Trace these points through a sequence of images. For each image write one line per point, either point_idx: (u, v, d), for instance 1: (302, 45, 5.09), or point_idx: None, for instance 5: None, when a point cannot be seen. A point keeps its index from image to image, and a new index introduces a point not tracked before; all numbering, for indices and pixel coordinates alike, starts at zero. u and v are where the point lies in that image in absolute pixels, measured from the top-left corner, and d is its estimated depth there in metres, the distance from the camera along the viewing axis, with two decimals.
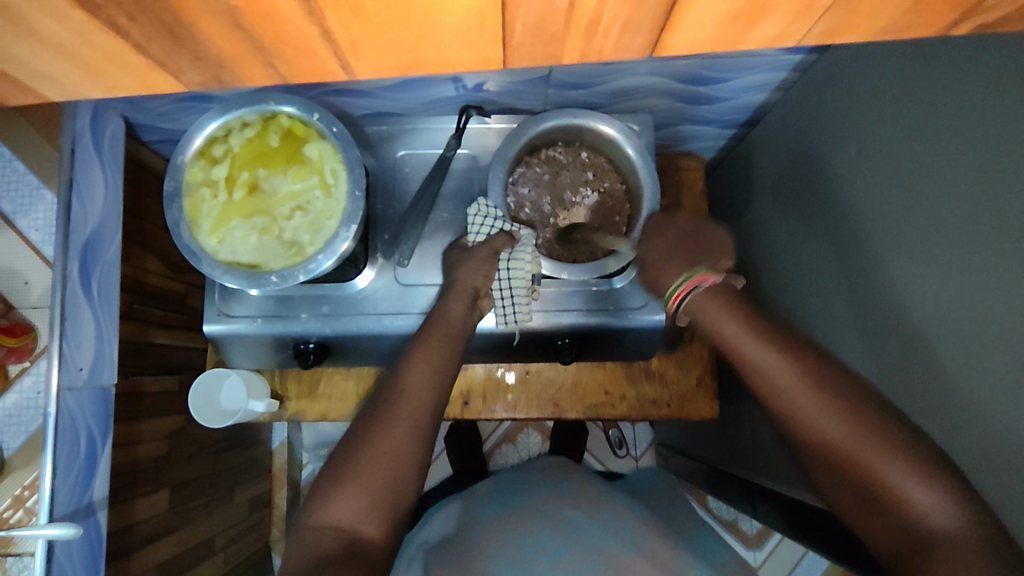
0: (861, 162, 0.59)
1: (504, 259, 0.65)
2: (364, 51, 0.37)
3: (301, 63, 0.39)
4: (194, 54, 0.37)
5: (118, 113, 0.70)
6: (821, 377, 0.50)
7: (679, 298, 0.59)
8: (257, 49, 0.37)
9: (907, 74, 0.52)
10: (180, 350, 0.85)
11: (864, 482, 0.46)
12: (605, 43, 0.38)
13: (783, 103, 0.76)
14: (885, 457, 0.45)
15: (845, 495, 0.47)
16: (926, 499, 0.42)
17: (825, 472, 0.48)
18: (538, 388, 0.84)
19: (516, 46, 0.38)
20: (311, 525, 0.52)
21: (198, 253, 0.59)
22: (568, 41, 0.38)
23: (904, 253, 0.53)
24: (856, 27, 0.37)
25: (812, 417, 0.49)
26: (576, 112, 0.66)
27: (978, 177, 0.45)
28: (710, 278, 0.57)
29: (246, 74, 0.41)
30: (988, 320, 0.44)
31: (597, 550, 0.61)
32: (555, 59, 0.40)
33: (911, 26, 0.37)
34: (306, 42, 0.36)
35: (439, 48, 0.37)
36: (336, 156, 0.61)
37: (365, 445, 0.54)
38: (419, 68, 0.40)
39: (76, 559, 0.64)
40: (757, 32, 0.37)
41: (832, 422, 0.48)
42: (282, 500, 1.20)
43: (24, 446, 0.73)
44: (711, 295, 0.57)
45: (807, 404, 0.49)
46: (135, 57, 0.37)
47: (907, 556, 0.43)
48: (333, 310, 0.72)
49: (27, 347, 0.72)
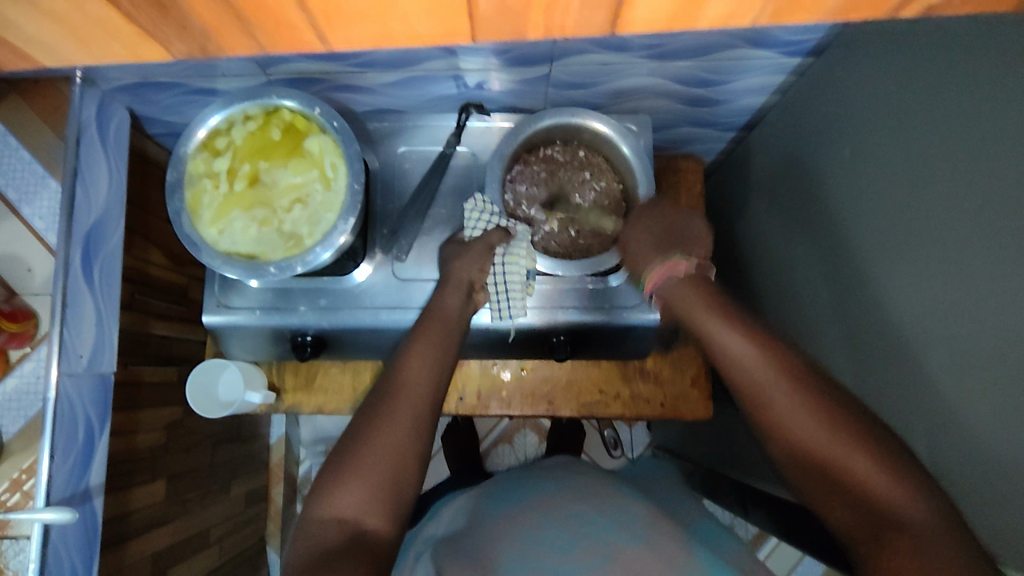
0: (853, 165, 0.60)
1: (499, 256, 0.65)
2: (338, 22, 0.40)
3: (280, 34, 0.42)
4: (178, 23, 0.40)
5: (123, 105, 0.71)
6: (796, 370, 0.52)
7: (655, 283, 0.60)
8: (238, 20, 0.40)
9: (900, 76, 0.53)
10: (180, 342, 0.85)
11: (833, 474, 0.48)
12: (564, 19, 0.41)
13: (780, 106, 0.76)
14: (857, 451, 0.47)
15: (811, 484, 0.50)
16: (895, 494, 0.45)
17: (795, 464, 0.50)
18: (533, 386, 0.85)
19: (483, 21, 0.41)
20: (318, 518, 0.52)
21: (198, 243, 0.60)
22: (531, 17, 0.41)
23: (894, 254, 0.54)
24: (801, 7, 0.40)
25: (788, 411, 0.50)
26: (573, 111, 0.67)
27: (965, 176, 0.46)
28: (685, 265, 0.59)
29: (227, 44, 0.43)
30: (973, 319, 0.45)
31: (605, 545, 0.61)
32: (520, 34, 0.43)
33: (855, 7, 0.40)
34: (283, 12, 0.39)
35: (407, 19, 0.40)
36: (336, 151, 0.62)
37: (368, 439, 0.55)
38: (391, 41, 0.43)
39: (71, 544, 0.64)
40: (709, 10, 0.40)
41: (807, 418, 0.49)
42: (279, 494, 1.20)
43: (23, 430, 0.73)
44: (687, 284, 0.58)
45: (782, 398, 0.51)
46: (126, 25, 0.40)
47: (871, 542, 0.46)
48: (330, 303, 0.73)
49: (27, 333, 0.72)
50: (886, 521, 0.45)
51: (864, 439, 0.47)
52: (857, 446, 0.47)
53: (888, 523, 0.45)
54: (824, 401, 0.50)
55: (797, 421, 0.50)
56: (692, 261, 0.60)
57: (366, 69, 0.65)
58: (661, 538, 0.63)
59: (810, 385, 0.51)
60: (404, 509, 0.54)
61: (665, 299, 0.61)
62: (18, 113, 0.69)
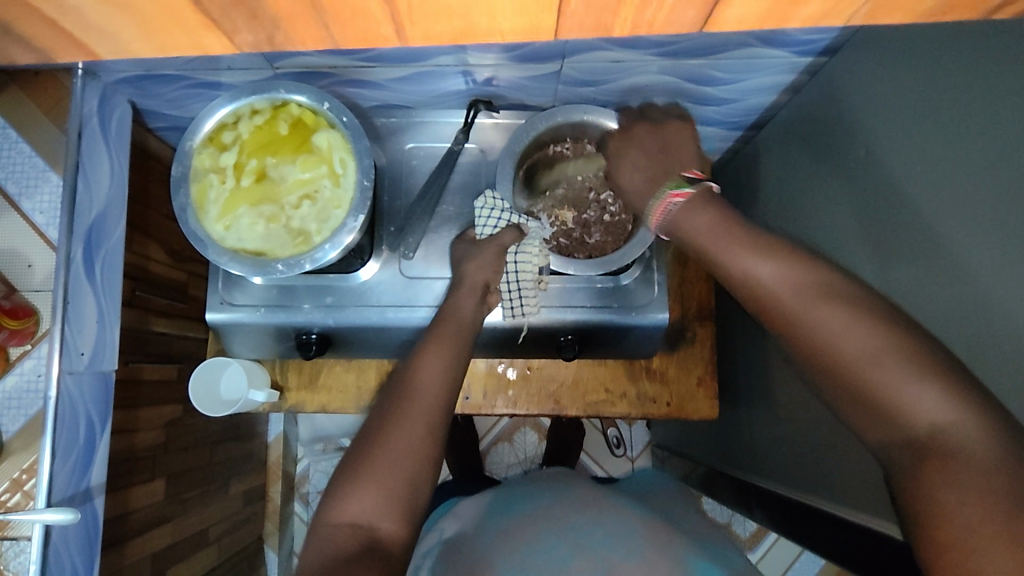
0: (865, 165, 0.59)
1: (511, 254, 0.66)
2: (417, 16, 0.39)
3: (355, 28, 0.40)
4: (250, 13, 0.39)
5: (126, 98, 0.70)
6: (832, 279, 0.43)
7: (658, 216, 0.52)
8: (314, 11, 0.38)
9: (914, 77, 0.53)
10: (181, 340, 0.84)
11: (872, 393, 0.40)
12: (657, 16, 0.40)
13: (790, 106, 0.76)
14: (894, 366, 0.40)
15: (845, 403, 0.42)
16: (941, 410, 0.38)
17: (823, 380, 0.43)
18: (538, 384, 0.84)
19: (569, 16, 0.40)
20: (329, 523, 0.51)
21: (204, 239, 0.59)
22: (621, 13, 0.40)
23: (905, 257, 0.54)
24: (899, 6, 0.39)
25: (819, 324, 0.42)
26: (586, 108, 0.66)
27: (975, 183, 0.46)
28: (681, 194, 0.51)
29: (298, 37, 0.42)
30: (984, 325, 0.45)
31: (600, 559, 0.60)
32: (604, 31, 0.42)
33: (952, 8, 0.39)
34: (362, 4, 0.37)
35: (491, 13, 0.39)
36: (344, 146, 0.61)
37: (379, 442, 0.54)
38: (471, 35, 0.43)
39: (73, 547, 0.63)
40: (804, 8, 0.40)
41: (853, 338, 0.41)
42: (277, 493, 1.19)
43: (23, 429, 0.72)
44: (690, 207, 0.50)
45: (811, 313, 0.43)
46: (193, 14, 0.38)
47: (915, 467, 0.39)
48: (336, 301, 0.72)
49: (28, 330, 0.70)
50: (923, 440, 0.38)
51: (910, 351, 0.40)
52: (900, 357, 0.40)
53: (928, 444, 0.38)
54: (866, 308, 0.42)
55: (833, 334, 0.42)
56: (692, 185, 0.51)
57: (374, 63, 0.64)
58: (662, 547, 0.63)
59: (846, 291, 0.43)
60: (417, 511, 0.53)
61: (670, 228, 0.51)
62: (19, 107, 0.68)
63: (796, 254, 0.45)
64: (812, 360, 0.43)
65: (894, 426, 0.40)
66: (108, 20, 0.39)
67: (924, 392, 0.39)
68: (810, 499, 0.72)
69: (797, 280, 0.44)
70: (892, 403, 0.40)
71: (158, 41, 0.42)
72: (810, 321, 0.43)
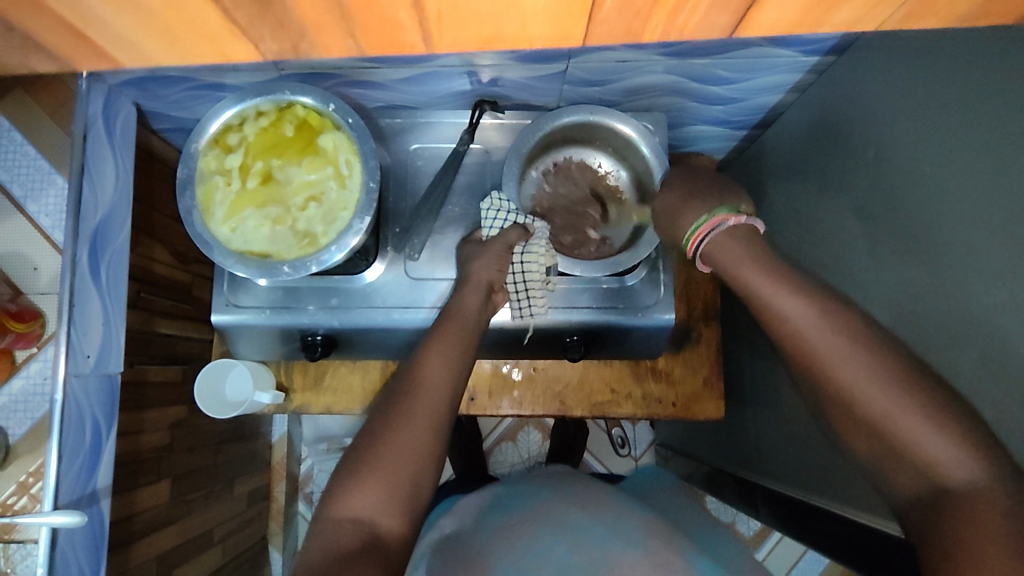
0: (874, 166, 0.59)
1: (517, 253, 0.66)
2: (445, 23, 0.39)
3: (382, 35, 0.40)
4: (277, 22, 0.38)
5: (130, 99, 0.70)
6: (859, 332, 0.47)
7: (696, 242, 0.55)
8: (342, 18, 0.38)
9: (926, 77, 0.52)
10: (185, 341, 0.84)
11: (894, 439, 0.44)
12: (688, 21, 0.39)
13: (797, 105, 0.76)
14: (919, 418, 0.43)
15: (868, 448, 0.46)
16: (965, 465, 0.41)
17: (851, 427, 0.46)
18: (544, 385, 0.84)
19: (599, 22, 0.40)
20: (334, 517, 0.51)
21: (210, 242, 0.59)
22: (652, 19, 0.39)
23: (914, 257, 0.53)
24: (934, 12, 0.39)
25: (850, 375, 0.45)
26: (593, 108, 0.65)
27: (989, 184, 0.45)
28: (734, 218, 0.53)
29: (323, 44, 0.42)
30: (999, 325, 0.45)
31: (601, 554, 0.59)
32: (634, 37, 0.42)
33: (987, 14, 0.39)
34: (392, 10, 0.37)
35: (521, 19, 0.39)
36: (350, 148, 0.61)
37: (382, 439, 0.54)
38: (496, 42, 0.42)
39: (79, 550, 0.63)
40: (838, 15, 0.40)
41: (877, 386, 0.44)
42: (280, 493, 1.19)
43: (30, 433, 0.72)
44: (732, 237, 0.53)
45: (843, 359, 0.46)
46: (220, 22, 0.38)
47: (931, 509, 0.42)
48: (342, 302, 0.72)
49: (34, 334, 0.70)
50: (946, 489, 0.41)
51: (933, 406, 0.43)
52: (926, 413, 0.43)
53: (949, 495, 0.41)
54: (888, 360, 0.45)
55: (860, 385, 0.45)
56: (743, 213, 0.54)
57: (380, 64, 0.64)
58: (663, 542, 0.63)
59: (879, 347, 0.46)
60: (419, 509, 0.53)
61: (706, 259, 0.55)
62: (27, 112, 0.69)
63: (833, 300, 0.49)
64: (842, 408, 0.46)
65: (920, 478, 0.43)
66: (130, 29, 0.39)
67: (950, 447, 0.41)
68: (815, 498, 0.72)
69: (831, 330, 0.47)
70: (917, 454, 0.43)
71: (176, 49, 0.41)
72: (841, 370, 0.46)
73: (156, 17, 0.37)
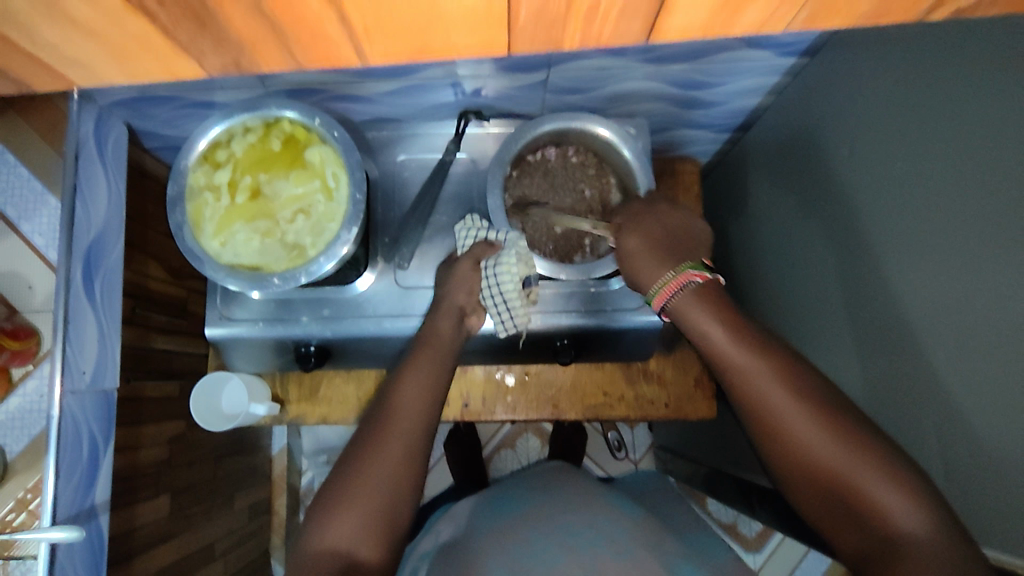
0: (852, 162, 0.60)
1: (489, 268, 0.63)
2: (377, 35, 0.40)
3: (314, 46, 0.41)
4: (217, 39, 0.39)
5: (121, 119, 0.72)
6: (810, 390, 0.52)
7: (665, 298, 0.57)
8: (277, 32, 0.39)
9: (899, 75, 0.53)
10: (181, 356, 0.85)
11: (836, 488, 0.50)
12: (604, 29, 0.40)
13: (775, 106, 0.77)
14: (869, 473, 0.48)
15: (820, 501, 0.51)
16: (909, 517, 0.46)
17: (803, 478, 0.51)
18: (537, 389, 0.85)
19: (522, 32, 0.40)
20: (310, 552, 0.52)
21: (200, 256, 0.60)
22: (568, 27, 0.40)
23: (892, 252, 0.55)
24: (836, 11, 0.38)
25: (801, 433, 0.51)
26: (572, 115, 0.67)
27: (961, 179, 0.46)
28: (701, 276, 0.56)
29: (268, 59, 0.43)
30: (976, 318, 0.46)
31: (590, 557, 0.60)
32: (557, 44, 0.42)
33: (888, 12, 0.39)
34: (323, 26, 0.38)
35: (445, 32, 0.40)
36: (336, 160, 0.62)
37: (358, 469, 0.55)
38: (428, 53, 0.43)
39: (79, 561, 0.64)
40: (746, 17, 0.39)
41: (827, 446, 0.50)
42: (282, 507, 1.20)
43: (28, 449, 0.72)
44: (696, 295, 0.56)
45: (794, 416, 0.51)
46: (164, 40, 0.39)
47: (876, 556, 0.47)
48: (333, 313, 0.73)
49: (29, 351, 0.72)
50: (892, 538, 0.46)
51: (887, 468, 0.48)
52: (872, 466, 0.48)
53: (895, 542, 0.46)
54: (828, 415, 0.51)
55: (813, 443, 0.50)
56: (705, 271, 0.57)
57: (365, 79, 0.66)
58: (648, 545, 0.62)
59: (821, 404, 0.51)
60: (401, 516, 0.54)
61: (672, 313, 0.58)
62: (18, 133, 0.70)
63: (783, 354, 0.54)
64: (792, 462, 0.51)
65: (871, 529, 0.48)
66: (84, 50, 0.40)
67: (892, 497, 0.47)
68: None
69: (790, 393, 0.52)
70: (868, 503, 0.48)
71: (135, 68, 0.43)
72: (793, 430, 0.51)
73: (113, 38, 0.39)
